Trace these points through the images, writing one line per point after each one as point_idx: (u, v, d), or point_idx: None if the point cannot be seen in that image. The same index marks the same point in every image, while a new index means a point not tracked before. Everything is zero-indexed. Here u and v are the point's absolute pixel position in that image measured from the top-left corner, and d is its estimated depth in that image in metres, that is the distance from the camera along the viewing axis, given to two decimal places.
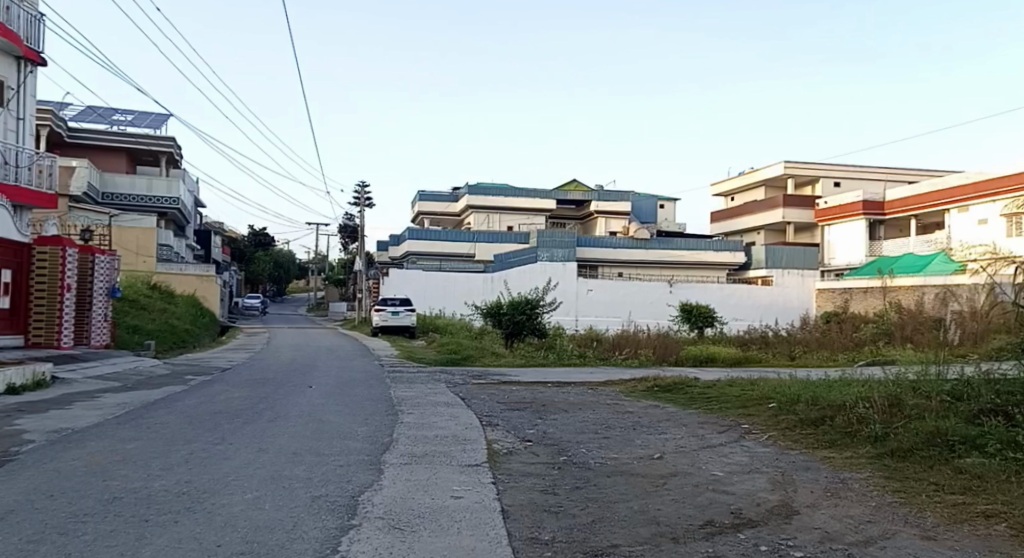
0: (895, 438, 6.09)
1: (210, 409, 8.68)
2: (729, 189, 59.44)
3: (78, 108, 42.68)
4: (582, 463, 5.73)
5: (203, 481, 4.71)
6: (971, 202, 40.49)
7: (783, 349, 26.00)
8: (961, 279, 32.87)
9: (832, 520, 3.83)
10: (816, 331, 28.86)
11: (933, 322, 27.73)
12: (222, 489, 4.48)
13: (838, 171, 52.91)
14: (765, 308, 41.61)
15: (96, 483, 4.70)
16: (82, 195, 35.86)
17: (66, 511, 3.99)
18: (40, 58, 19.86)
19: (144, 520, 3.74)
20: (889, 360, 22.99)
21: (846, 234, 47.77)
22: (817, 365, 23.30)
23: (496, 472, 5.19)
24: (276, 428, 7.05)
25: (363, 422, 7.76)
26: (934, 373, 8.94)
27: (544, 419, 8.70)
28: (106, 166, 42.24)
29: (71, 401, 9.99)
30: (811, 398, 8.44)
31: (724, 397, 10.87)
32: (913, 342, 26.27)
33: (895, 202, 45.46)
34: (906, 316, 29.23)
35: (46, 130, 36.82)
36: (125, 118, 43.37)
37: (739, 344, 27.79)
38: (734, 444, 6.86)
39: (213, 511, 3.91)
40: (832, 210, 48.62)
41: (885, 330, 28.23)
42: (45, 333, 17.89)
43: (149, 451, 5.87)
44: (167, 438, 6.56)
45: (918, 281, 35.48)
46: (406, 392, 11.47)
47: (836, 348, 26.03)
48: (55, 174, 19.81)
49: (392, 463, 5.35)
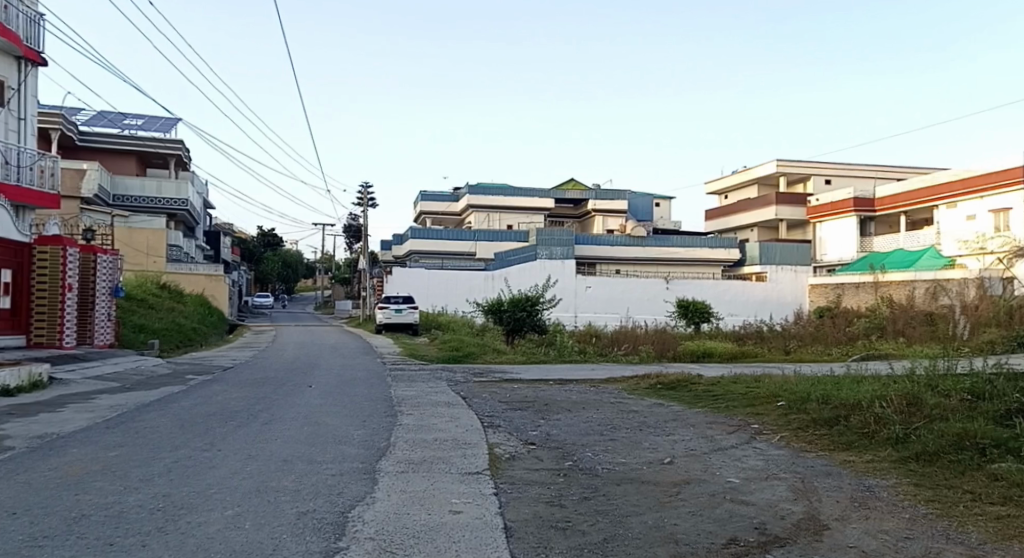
0: (918, 440, 5.74)
1: (205, 410, 8.39)
2: (723, 189, 59.03)
3: (90, 112, 42.18)
4: (590, 469, 5.40)
5: (181, 495, 4.36)
6: (960, 199, 40.05)
7: (778, 343, 25.78)
8: (950, 274, 33.15)
9: (867, 537, 3.50)
10: (810, 326, 28.43)
11: (924, 317, 27.32)
12: (200, 504, 4.15)
13: (829, 169, 52.49)
14: (759, 303, 41.36)
15: (66, 498, 4.38)
16: (93, 197, 35.42)
17: (27, 531, 3.64)
18: (40, 59, 19.39)
19: (108, 543, 3.39)
20: (884, 356, 22.61)
21: (839, 231, 47.17)
22: (813, 359, 22.95)
23: (499, 481, 4.86)
24: (270, 433, 6.72)
25: (361, 424, 7.43)
26: (944, 368, 8.65)
27: (548, 420, 8.37)
28: (118, 169, 42.03)
29: (65, 402, 9.67)
30: (822, 397, 8.08)
31: (730, 394, 10.58)
32: (906, 336, 25.85)
33: (885, 199, 45.03)
34: (898, 310, 28.75)
35: (55, 134, 36.42)
36: (135, 122, 42.56)
37: (735, 339, 27.21)
38: (747, 446, 6.53)
39: (187, 532, 3.58)
40: (823, 207, 48.03)
41: (877, 325, 27.68)
42: (47, 333, 17.55)
43: (132, 460, 5.54)
44: (153, 444, 6.23)
45: (907, 276, 35.18)
46: (406, 391, 11.14)
47: (830, 342, 25.72)
48: (58, 175, 19.31)
49: (387, 472, 5.02)
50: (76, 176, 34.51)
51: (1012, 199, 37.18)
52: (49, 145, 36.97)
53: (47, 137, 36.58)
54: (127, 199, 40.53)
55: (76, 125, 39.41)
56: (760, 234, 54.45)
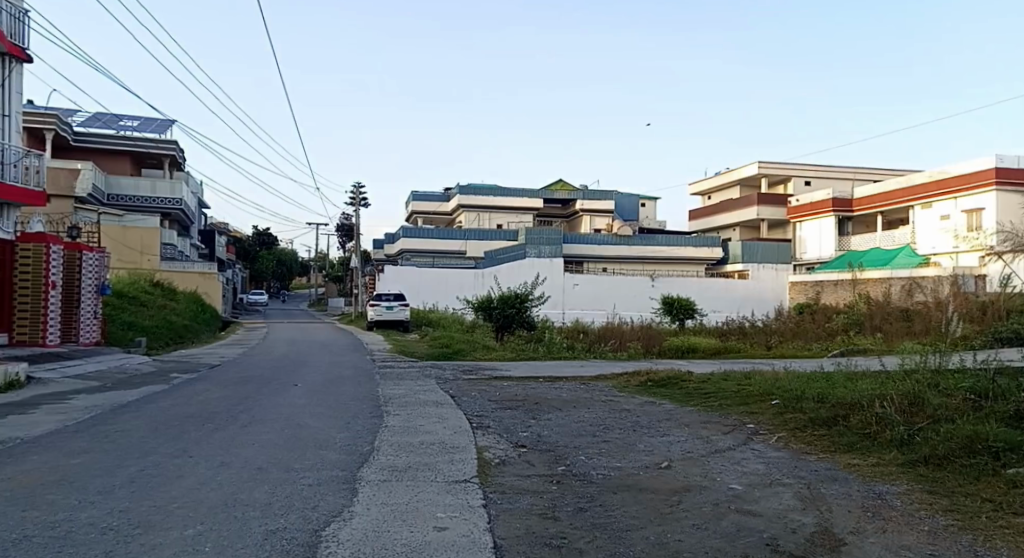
0: (924, 443, 5.39)
1: (179, 411, 7.94)
2: (708, 189, 59.04)
3: (86, 114, 41.42)
4: (584, 476, 5.08)
5: (141, 510, 3.75)
6: (934, 200, 39.94)
7: (760, 339, 25.63)
8: (926, 271, 33.21)
9: (886, 554, 3.24)
10: (790, 322, 28.46)
11: (900, 313, 27.16)
12: (161, 521, 3.62)
13: (811, 170, 52.56)
14: (742, 300, 41.34)
15: (9, 517, 3.66)
16: (87, 196, 34.50)
17: None
18: (25, 55, 17.74)
19: None
20: (865, 351, 22.52)
21: (819, 231, 47.07)
22: (792, 355, 22.79)
23: (488, 491, 4.53)
24: (248, 436, 6.28)
25: (343, 427, 7.05)
26: (934, 365, 8.43)
27: (538, 420, 8.09)
28: (110, 170, 41.03)
29: (40, 402, 9.19)
30: (818, 396, 7.78)
31: (722, 392, 10.27)
32: (883, 331, 25.77)
33: (862, 200, 44.97)
34: (875, 306, 28.73)
35: (50, 133, 35.55)
36: (132, 124, 41.61)
37: (718, 334, 27.08)
38: (744, 448, 6.22)
39: None
40: (804, 207, 48.06)
41: (855, 321, 27.66)
42: (29, 332, 16.89)
43: (89, 462, 4.86)
44: (116, 446, 5.66)
45: (884, 273, 35.17)
46: (393, 390, 10.81)
47: (810, 338, 25.68)
48: (44, 173, 18.20)
49: (368, 481, 4.64)
50: (72, 175, 33.62)
51: (985, 200, 37.05)
52: (42, 145, 36.06)
53: (41, 137, 35.70)
54: (122, 198, 39.52)
55: (70, 124, 38.48)
56: (744, 233, 54.50)
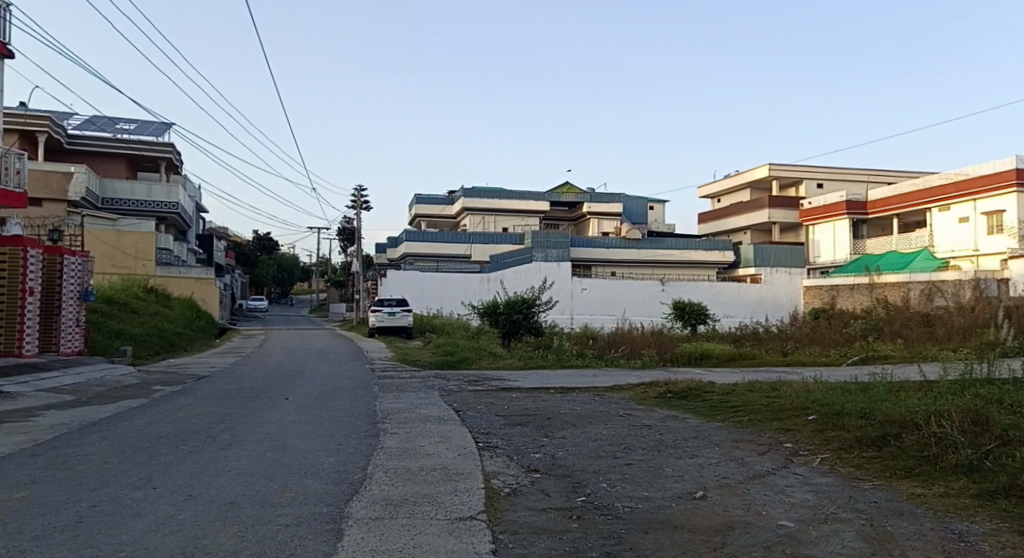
0: (1002, 469, 4.70)
1: (156, 433, 7.26)
2: (717, 192, 58.34)
3: (82, 117, 41.16)
4: (607, 510, 4.40)
5: None
6: (951, 202, 39.04)
7: (776, 345, 24.86)
8: (946, 274, 32.45)
9: None
10: (806, 327, 27.62)
11: (921, 318, 26.30)
12: None
13: (823, 172, 51.67)
14: (753, 305, 40.46)
15: None
16: (80, 199, 34.19)
17: None
18: (6, 51, 17.31)
19: None
20: (887, 358, 21.69)
21: (831, 235, 46.18)
22: (812, 361, 21.97)
23: (497, 530, 3.89)
24: (225, 462, 5.61)
25: (334, 450, 6.39)
26: (987, 380, 7.66)
27: (551, 438, 7.43)
28: (106, 174, 40.79)
29: (3, 419, 8.50)
30: (861, 411, 7.09)
31: (750, 405, 9.55)
32: (905, 337, 24.85)
33: (877, 203, 44.14)
34: (894, 311, 27.91)
35: (42, 136, 35.31)
36: (129, 126, 41.37)
37: (733, 340, 26.21)
38: (786, 472, 5.55)
39: None
40: (816, 210, 47.21)
41: (873, 326, 26.80)
42: (4, 341, 16.23)
43: (36, 496, 4.22)
44: (69, 475, 4.96)
45: (902, 277, 34.40)
46: (392, 403, 10.17)
47: (826, 344, 24.86)
48: (25, 174, 17.75)
49: (357, 519, 4.01)
50: (65, 179, 33.41)
51: (1004, 201, 36.22)
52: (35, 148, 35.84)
53: (35, 141, 35.45)
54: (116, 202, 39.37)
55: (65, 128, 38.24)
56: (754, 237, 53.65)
